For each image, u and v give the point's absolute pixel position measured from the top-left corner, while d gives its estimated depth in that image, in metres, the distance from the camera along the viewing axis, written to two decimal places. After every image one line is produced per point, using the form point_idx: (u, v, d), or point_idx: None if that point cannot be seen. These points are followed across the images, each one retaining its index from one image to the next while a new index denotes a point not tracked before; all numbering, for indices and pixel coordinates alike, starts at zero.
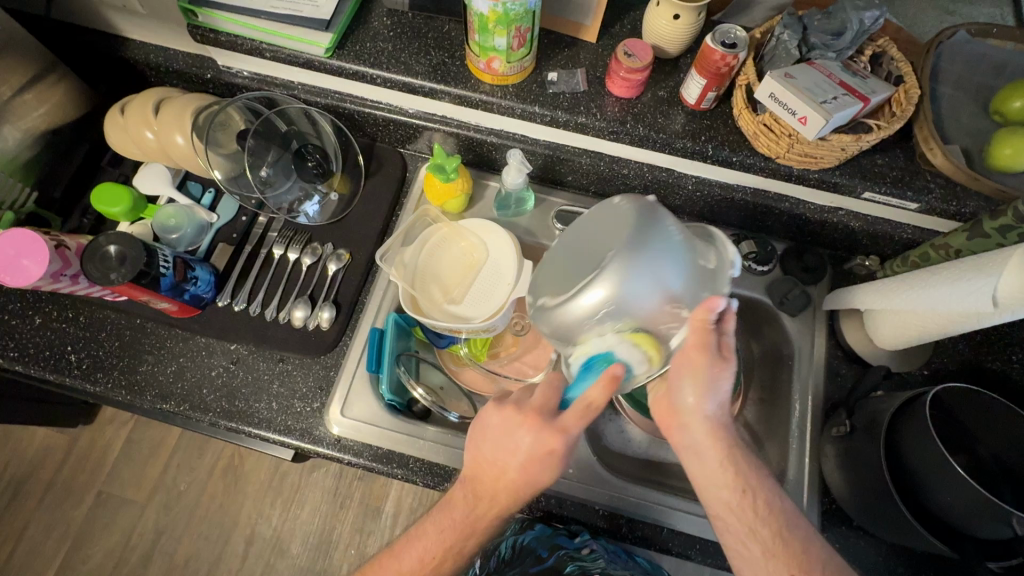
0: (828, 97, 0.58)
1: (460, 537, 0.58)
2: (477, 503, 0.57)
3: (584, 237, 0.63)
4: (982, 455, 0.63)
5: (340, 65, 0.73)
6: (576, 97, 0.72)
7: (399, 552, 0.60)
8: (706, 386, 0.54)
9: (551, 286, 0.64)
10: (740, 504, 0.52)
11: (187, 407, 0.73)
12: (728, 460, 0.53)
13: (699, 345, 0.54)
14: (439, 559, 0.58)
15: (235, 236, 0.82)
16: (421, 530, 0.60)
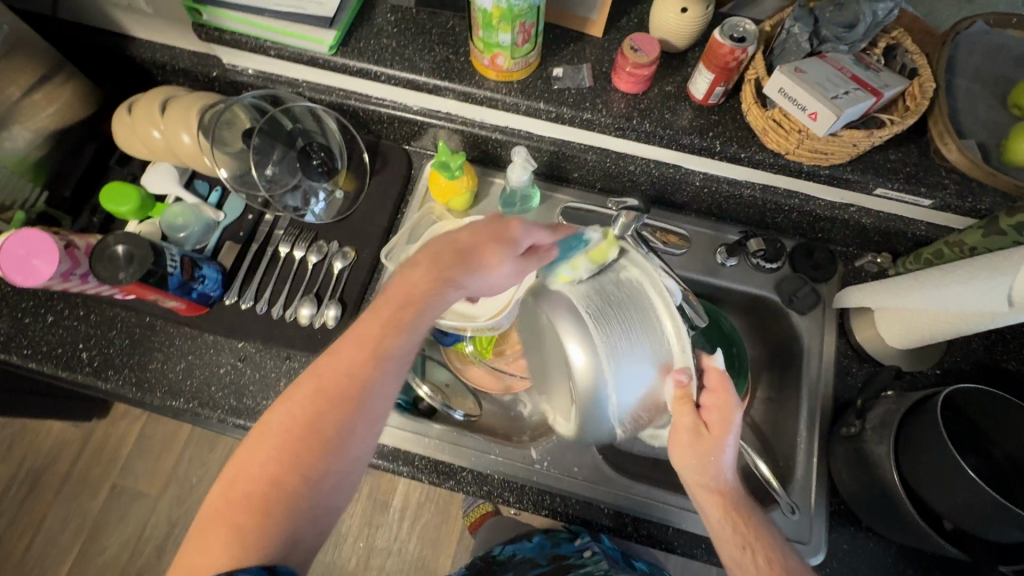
0: (839, 91, 0.57)
1: (387, 335, 0.52)
2: (428, 282, 0.54)
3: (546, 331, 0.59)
4: (996, 457, 0.62)
5: (344, 62, 0.73)
6: (582, 93, 0.71)
7: (301, 382, 0.50)
8: (703, 460, 0.53)
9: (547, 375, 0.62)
10: (744, 557, 0.53)
11: (196, 404, 0.74)
12: (737, 524, 0.54)
13: (683, 419, 0.53)
14: (368, 364, 0.50)
15: (241, 234, 0.82)
16: (333, 349, 0.51)
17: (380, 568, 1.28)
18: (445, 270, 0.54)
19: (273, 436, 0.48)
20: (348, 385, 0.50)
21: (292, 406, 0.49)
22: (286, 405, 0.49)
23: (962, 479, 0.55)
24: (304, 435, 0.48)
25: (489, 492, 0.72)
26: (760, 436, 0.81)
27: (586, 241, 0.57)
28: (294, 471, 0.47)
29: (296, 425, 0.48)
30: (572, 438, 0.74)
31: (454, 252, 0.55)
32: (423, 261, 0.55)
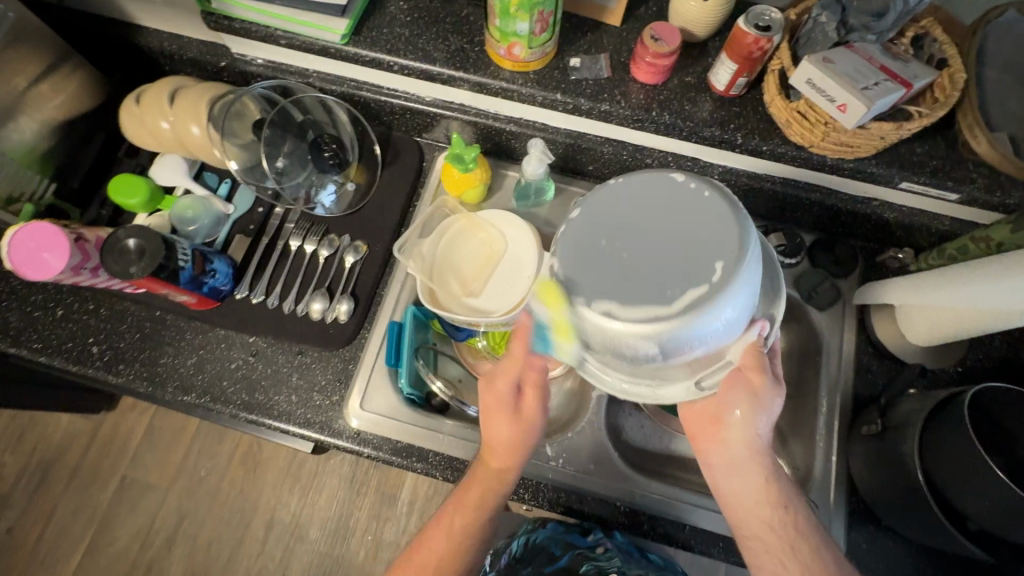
0: (869, 83, 0.55)
1: (486, 497, 0.60)
2: (488, 483, 0.61)
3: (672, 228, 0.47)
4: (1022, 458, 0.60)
5: (356, 52, 0.71)
6: (600, 84, 0.69)
7: (434, 532, 0.61)
8: (754, 413, 0.54)
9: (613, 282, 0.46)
10: (774, 519, 0.54)
11: (208, 399, 0.73)
12: (771, 484, 0.55)
13: (754, 369, 0.53)
14: (473, 529, 0.60)
15: (252, 228, 0.81)
16: (458, 498, 0.61)
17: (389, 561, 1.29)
18: (500, 429, 0.61)
19: (422, 573, 0.60)
20: (471, 524, 0.60)
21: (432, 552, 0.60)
22: (425, 553, 0.60)
23: (989, 479, 0.54)
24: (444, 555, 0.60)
25: None
26: (776, 433, 0.80)
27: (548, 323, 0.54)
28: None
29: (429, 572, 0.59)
30: (587, 435, 0.73)
31: (508, 418, 0.61)
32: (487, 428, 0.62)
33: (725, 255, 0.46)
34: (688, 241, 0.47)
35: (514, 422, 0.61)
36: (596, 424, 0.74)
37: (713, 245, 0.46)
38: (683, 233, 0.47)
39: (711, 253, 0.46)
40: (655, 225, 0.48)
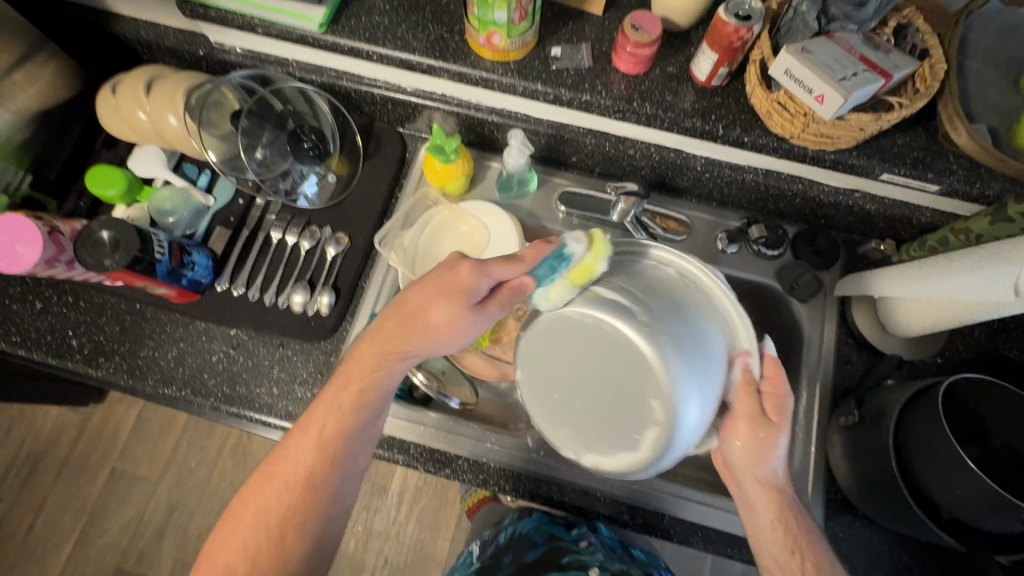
0: (847, 73, 0.54)
1: (337, 431, 0.58)
2: (342, 404, 0.59)
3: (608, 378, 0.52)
4: (998, 448, 0.61)
5: (335, 41, 0.70)
6: (581, 74, 0.69)
7: (275, 470, 0.58)
8: (755, 457, 0.56)
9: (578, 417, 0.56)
10: (789, 560, 0.55)
11: (189, 392, 0.73)
12: (782, 523, 0.55)
13: (745, 417, 0.55)
14: (321, 458, 0.58)
15: (232, 220, 0.80)
16: (303, 422, 0.59)
17: (379, 551, 1.30)
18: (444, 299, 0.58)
19: (286, 488, 0.57)
20: (316, 462, 0.58)
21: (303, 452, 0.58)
22: (305, 441, 0.58)
23: (960, 470, 0.55)
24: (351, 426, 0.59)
25: (484, 479, 0.72)
26: None
27: (568, 260, 0.52)
28: (323, 493, 0.58)
29: (301, 484, 0.57)
30: None
31: (451, 296, 0.58)
32: (426, 298, 0.59)
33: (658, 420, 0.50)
34: (623, 390, 0.51)
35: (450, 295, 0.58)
36: None
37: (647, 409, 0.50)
38: (622, 373, 0.51)
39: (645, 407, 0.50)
40: (600, 371, 0.53)
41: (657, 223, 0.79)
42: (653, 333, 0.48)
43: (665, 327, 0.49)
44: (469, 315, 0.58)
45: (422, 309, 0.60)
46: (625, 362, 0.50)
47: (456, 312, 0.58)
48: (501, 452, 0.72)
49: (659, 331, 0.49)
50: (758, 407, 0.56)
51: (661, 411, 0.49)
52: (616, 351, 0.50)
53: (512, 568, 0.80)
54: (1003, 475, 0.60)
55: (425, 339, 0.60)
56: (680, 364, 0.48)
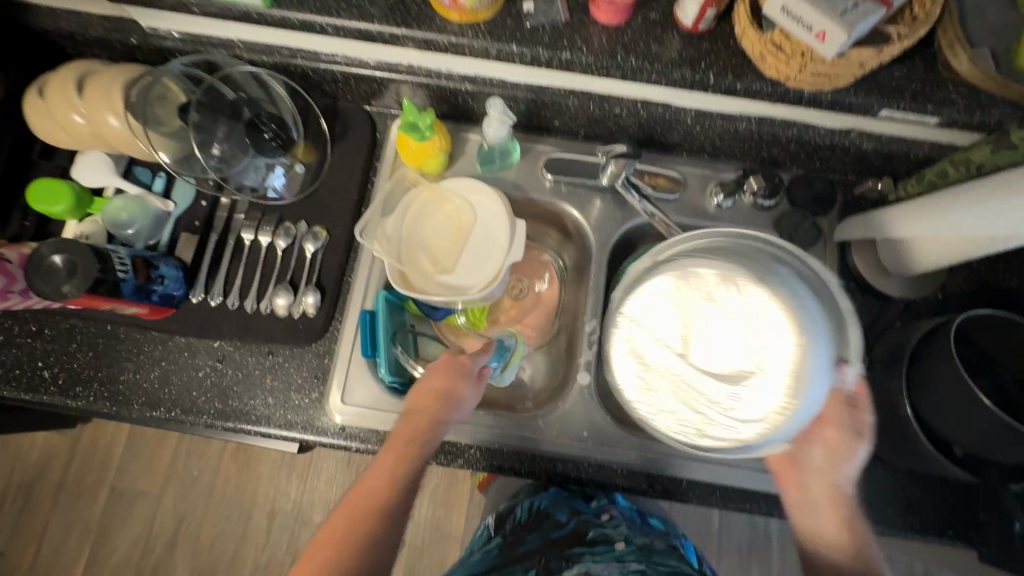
0: (848, 5, 0.49)
1: (387, 484, 0.57)
2: (406, 448, 0.59)
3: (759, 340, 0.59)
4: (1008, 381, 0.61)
5: (283, 15, 0.63)
6: (557, 30, 0.63)
7: (358, 495, 0.57)
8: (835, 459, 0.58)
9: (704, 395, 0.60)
10: (845, 539, 0.58)
11: (179, 412, 0.69)
12: (839, 511, 0.58)
13: (835, 422, 0.58)
14: (373, 522, 0.55)
15: (197, 224, 0.74)
16: (374, 468, 0.58)
17: None
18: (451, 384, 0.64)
19: (335, 553, 0.53)
20: (368, 518, 0.55)
21: (360, 522, 0.55)
22: (358, 497, 0.57)
23: (975, 409, 0.54)
24: (388, 494, 0.57)
25: (499, 465, 0.70)
26: None
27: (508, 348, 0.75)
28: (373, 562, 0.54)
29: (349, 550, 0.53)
30: (578, 403, 0.72)
31: (453, 379, 0.64)
32: (433, 382, 0.63)
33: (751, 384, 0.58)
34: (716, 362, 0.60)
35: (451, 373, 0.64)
36: (587, 391, 0.72)
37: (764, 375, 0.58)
38: (756, 347, 0.59)
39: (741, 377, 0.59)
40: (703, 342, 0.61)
41: (647, 181, 0.75)
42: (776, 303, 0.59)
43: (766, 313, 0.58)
44: (466, 393, 0.64)
45: (433, 393, 0.62)
46: (773, 333, 0.59)
47: (464, 393, 0.64)
48: (512, 435, 0.70)
49: (811, 319, 0.58)
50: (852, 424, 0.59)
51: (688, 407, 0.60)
52: (743, 320, 0.60)
53: (536, 542, 0.78)
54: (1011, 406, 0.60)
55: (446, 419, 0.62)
56: (824, 355, 0.58)
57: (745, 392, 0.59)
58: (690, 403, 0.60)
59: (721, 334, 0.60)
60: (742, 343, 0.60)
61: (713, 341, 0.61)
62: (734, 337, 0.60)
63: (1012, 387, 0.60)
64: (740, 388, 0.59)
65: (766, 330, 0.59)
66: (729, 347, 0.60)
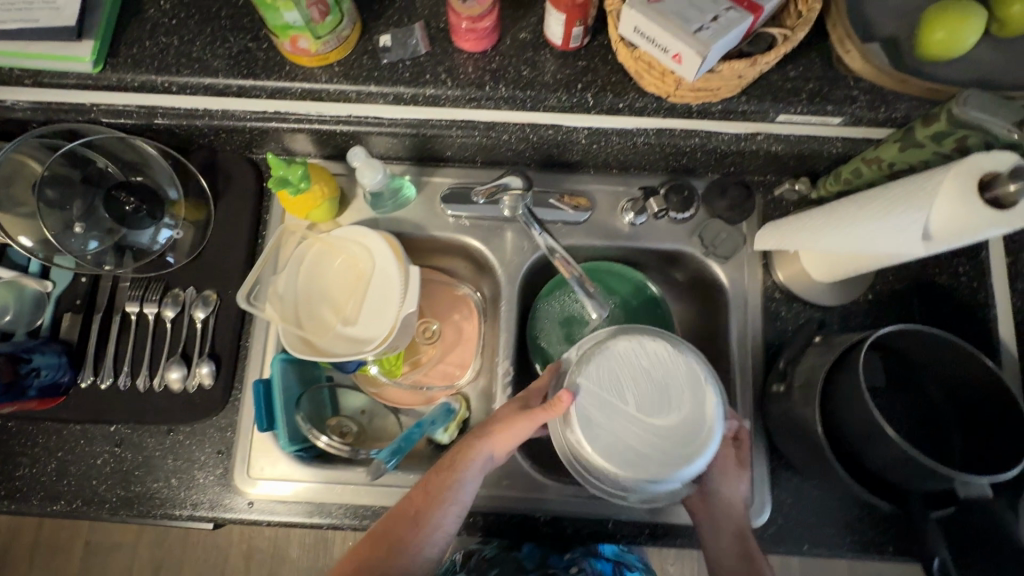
0: (704, 20, 0.44)
1: (412, 513, 0.57)
2: (439, 476, 0.58)
3: (663, 391, 0.55)
4: (931, 392, 0.59)
5: (120, 78, 0.58)
6: (419, 63, 0.58)
7: (383, 525, 0.57)
8: (734, 489, 0.59)
9: (630, 452, 0.53)
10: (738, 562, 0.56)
11: (80, 504, 0.66)
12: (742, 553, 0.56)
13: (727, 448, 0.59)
14: (389, 540, 0.56)
15: (80, 302, 0.70)
16: (415, 498, 0.58)
17: None
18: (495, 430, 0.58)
19: (379, 529, 0.57)
20: (393, 537, 0.56)
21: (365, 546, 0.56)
22: (390, 519, 0.57)
23: (882, 440, 0.51)
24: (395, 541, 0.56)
25: None
26: None
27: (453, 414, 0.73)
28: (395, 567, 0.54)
29: (381, 542, 0.56)
30: None
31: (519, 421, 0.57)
32: (500, 416, 0.60)
33: (675, 435, 0.54)
34: (640, 419, 0.54)
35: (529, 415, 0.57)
36: None
37: (679, 425, 0.54)
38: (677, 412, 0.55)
39: (664, 423, 0.54)
40: (626, 399, 0.55)
41: (566, 203, 0.71)
42: (701, 402, 0.55)
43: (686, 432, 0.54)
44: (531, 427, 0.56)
45: (506, 427, 0.58)
46: (685, 406, 0.55)
47: (516, 433, 0.57)
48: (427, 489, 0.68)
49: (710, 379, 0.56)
50: (742, 481, 0.59)
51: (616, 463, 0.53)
52: (666, 387, 0.56)
53: None
54: (938, 418, 0.58)
55: (484, 458, 0.58)
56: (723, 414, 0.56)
57: (668, 432, 0.54)
58: (630, 462, 0.53)
59: (640, 399, 0.55)
60: (669, 406, 0.55)
61: (641, 398, 0.55)
62: (653, 393, 0.55)
63: (940, 399, 0.59)
64: (663, 432, 0.54)
65: (686, 397, 0.55)
66: (661, 417, 0.54)
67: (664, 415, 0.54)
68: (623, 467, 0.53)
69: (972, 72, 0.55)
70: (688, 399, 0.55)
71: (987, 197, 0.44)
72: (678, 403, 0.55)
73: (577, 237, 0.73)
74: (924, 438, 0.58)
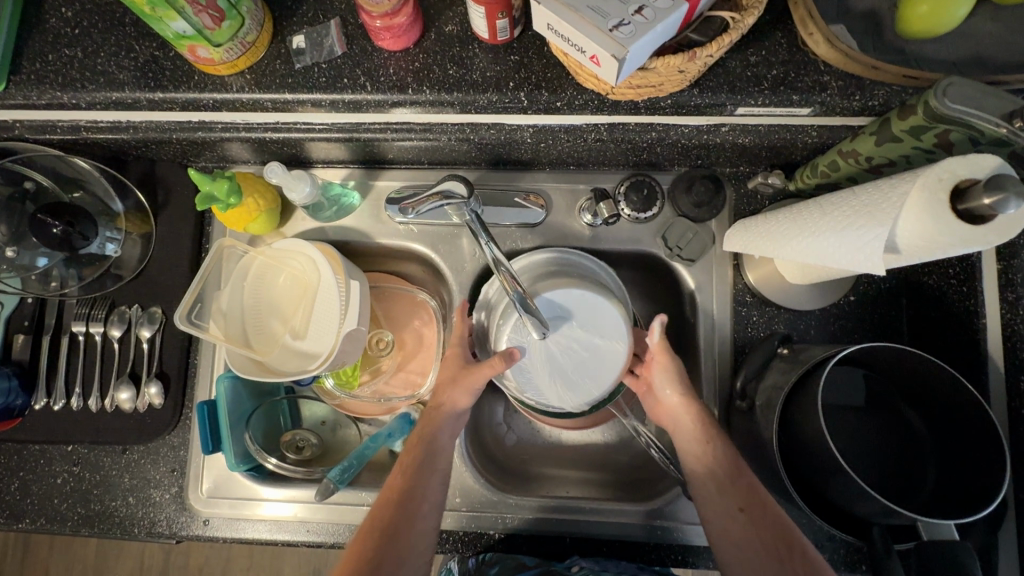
0: (626, 14, 0.38)
1: (400, 488, 0.55)
2: (413, 444, 0.57)
3: (570, 325, 0.60)
4: (912, 417, 0.55)
5: (26, 96, 0.55)
6: (336, 65, 0.53)
7: (378, 506, 0.54)
8: (672, 384, 0.56)
9: (557, 385, 0.60)
10: (706, 452, 0.54)
11: (43, 522, 0.67)
12: (707, 444, 0.54)
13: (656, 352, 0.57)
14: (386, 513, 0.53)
15: (28, 323, 0.69)
16: (397, 472, 0.56)
17: None
18: (448, 392, 0.58)
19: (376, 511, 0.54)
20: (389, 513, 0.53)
21: (369, 539, 0.52)
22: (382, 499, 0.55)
23: (840, 473, 0.47)
24: (391, 526, 0.52)
25: None
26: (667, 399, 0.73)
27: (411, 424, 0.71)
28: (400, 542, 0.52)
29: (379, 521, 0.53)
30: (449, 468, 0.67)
31: (463, 383, 0.58)
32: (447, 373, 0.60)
33: (590, 362, 0.59)
34: (557, 356, 0.59)
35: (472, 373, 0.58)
36: (457, 454, 0.67)
37: (591, 352, 0.59)
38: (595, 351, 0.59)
39: (579, 355, 0.59)
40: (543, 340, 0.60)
41: (531, 201, 0.67)
42: (601, 327, 0.59)
43: (598, 359, 0.59)
44: (478, 385, 0.58)
45: (449, 376, 0.60)
46: (601, 344, 0.59)
47: (463, 392, 0.58)
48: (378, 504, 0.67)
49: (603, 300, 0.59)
50: (681, 371, 0.57)
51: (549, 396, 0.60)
52: (570, 320, 0.60)
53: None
54: (915, 445, 0.54)
55: (444, 413, 0.58)
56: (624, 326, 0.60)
57: (587, 368, 0.59)
58: (559, 393, 0.60)
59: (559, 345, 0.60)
60: (587, 344, 0.59)
61: (553, 336, 0.59)
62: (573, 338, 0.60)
63: (922, 428, 0.54)
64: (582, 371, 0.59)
65: (588, 326, 0.59)
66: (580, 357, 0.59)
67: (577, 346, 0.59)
68: (556, 397, 0.60)
69: (967, 49, 0.47)
70: (590, 325, 0.59)
71: (959, 208, 0.38)
72: (584, 332, 0.59)
73: (532, 241, 0.69)
74: (899, 464, 0.54)
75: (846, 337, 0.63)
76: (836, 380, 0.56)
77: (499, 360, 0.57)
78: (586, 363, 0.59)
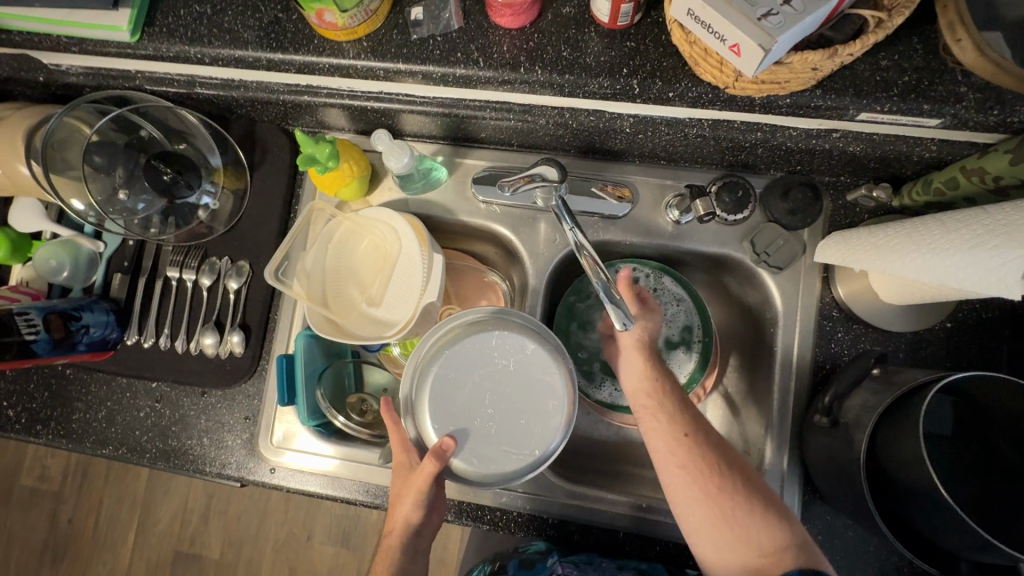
0: (776, 3, 0.36)
1: None
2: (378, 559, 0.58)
3: (506, 384, 0.58)
4: (1008, 454, 0.52)
5: (156, 48, 0.58)
6: (450, 40, 0.54)
7: None
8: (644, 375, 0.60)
9: (487, 444, 0.57)
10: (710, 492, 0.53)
11: (124, 450, 0.72)
12: (716, 486, 0.53)
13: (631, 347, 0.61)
14: None
15: (127, 264, 0.74)
16: None
17: None
18: (403, 504, 0.56)
19: None
20: None
21: None
22: None
23: (932, 502, 0.45)
24: None
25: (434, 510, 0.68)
26: (731, 407, 0.72)
27: None
28: None
29: None
30: None
31: (413, 492, 0.56)
32: (398, 482, 0.58)
33: (521, 419, 0.57)
34: (491, 414, 0.57)
35: (418, 490, 0.55)
36: None
37: (524, 413, 0.57)
38: (532, 400, 0.58)
39: (514, 415, 0.57)
40: (474, 397, 0.58)
41: (610, 193, 0.66)
42: (540, 383, 0.58)
43: (527, 419, 0.57)
44: (426, 491, 0.55)
45: (401, 488, 0.57)
46: (539, 390, 0.58)
47: (416, 502, 0.55)
48: (450, 505, 0.68)
49: (543, 358, 0.58)
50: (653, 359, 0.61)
51: (475, 456, 0.56)
52: (506, 376, 0.58)
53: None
54: (1009, 483, 0.52)
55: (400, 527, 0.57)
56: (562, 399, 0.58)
57: (522, 427, 0.57)
58: (488, 456, 0.56)
59: (492, 397, 0.58)
60: (518, 412, 0.57)
61: (491, 397, 0.58)
62: (507, 389, 0.58)
63: (1020, 467, 0.52)
64: (525, 427, 0.57)
65: (526, 386, 0.58)
66: (519, 408, 0.57)
67: (511, 405, 0.57)
68: (485, 457, 0.56)
69: None
70: (527, 383, 0.58)
71: None
72: (521, 389, 0.58)
73: (613, 233, 0.68)
74: (987, 500, 0.52)
75: (938, 365, 0.60)
76: (928, 406, 0.53)
77: (431, 459, 0.54)
78: (516, 425, 0.57)
